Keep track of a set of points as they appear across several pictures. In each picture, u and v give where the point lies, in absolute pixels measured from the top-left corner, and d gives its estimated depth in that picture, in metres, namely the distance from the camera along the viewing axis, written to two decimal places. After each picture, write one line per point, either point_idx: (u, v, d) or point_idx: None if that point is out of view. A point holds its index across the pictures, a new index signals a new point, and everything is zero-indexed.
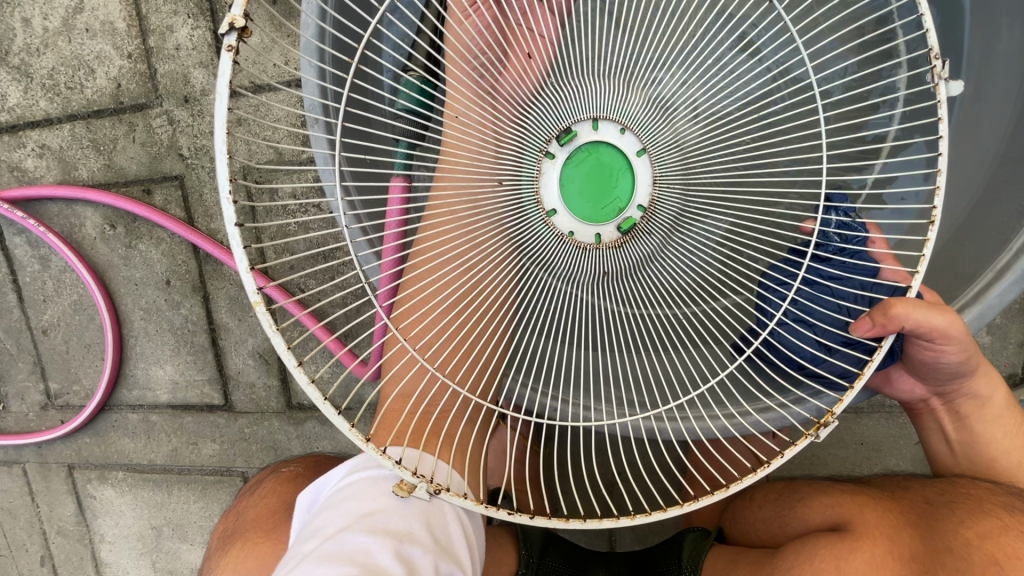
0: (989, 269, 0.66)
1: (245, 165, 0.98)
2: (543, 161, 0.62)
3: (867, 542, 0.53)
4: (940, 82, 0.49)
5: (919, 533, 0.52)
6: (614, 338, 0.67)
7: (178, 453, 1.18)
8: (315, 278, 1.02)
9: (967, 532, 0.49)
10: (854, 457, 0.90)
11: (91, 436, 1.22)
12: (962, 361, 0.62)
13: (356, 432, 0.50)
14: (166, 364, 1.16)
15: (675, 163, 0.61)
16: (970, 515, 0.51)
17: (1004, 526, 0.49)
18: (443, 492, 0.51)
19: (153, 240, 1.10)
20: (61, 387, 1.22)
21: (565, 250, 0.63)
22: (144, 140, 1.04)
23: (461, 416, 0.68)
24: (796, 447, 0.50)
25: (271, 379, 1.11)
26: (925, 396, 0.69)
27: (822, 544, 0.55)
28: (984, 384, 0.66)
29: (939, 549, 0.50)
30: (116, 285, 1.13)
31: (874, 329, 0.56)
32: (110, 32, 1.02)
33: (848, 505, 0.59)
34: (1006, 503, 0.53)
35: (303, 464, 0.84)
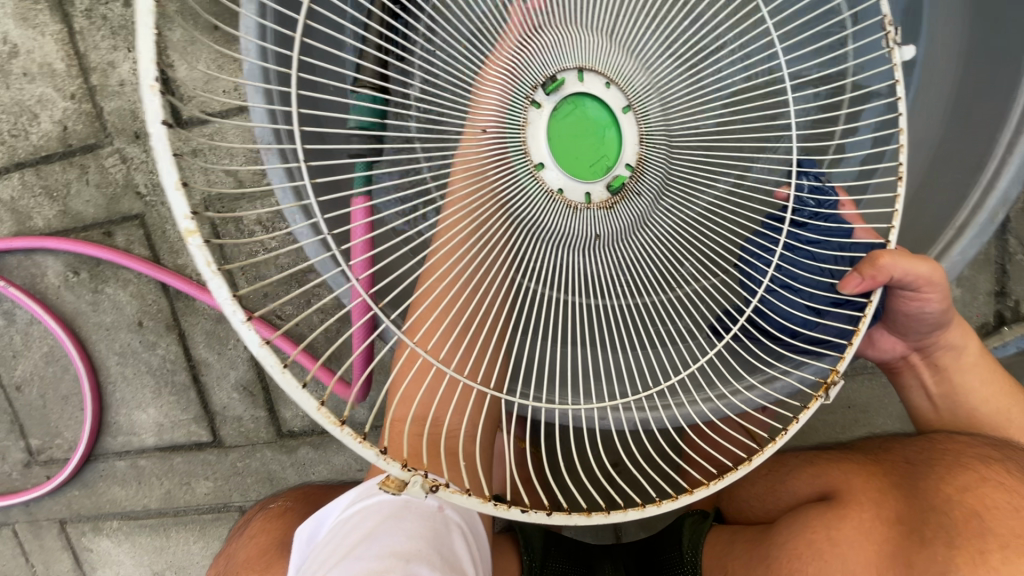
0: (949, 226, 0.67)
1: (205, 196, 0.97)
2: (529, 110, 0.58)
3: (856, 508, 0.54)
4: (893, 47, 0.51)
5: (905, 496, 0.51)
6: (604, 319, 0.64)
7: (172, 495, 1.16)
8: (289, 303, 1.01)
9: (947, 487, 0.49)
10: (843, 421, 0.92)
11: (80, 488, 1.19)
12: (943, 308, 0.63)
13: (326, 413, 0.47)
14: (148, 407, 1.13)
15: (657, 118, 0.58)
16: (948, 472, 0.50)
17: (983, 479, 0.48)
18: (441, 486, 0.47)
19: (120, 282, 1.07)
20: (43, 442, 1.18)
21: (552, 209, 0.58)
22: (98, 181, 1.01)
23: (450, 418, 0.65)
24: (807, 413, 0.51)
25: (258, 410, 1.09)
26: (904, 352, 0.70)
27: (811, 516, 0.56)
28: (958, 334, 0.67)
29: (923, 508, 0.49)
30: (86, 332, 1.10)
31: (864, 283, 0.56)
32: (49, 73, 0.99)
33: (836, 474, 0.60)
34: (983, 456, 0.52)
35: (293, 496, 0.83)
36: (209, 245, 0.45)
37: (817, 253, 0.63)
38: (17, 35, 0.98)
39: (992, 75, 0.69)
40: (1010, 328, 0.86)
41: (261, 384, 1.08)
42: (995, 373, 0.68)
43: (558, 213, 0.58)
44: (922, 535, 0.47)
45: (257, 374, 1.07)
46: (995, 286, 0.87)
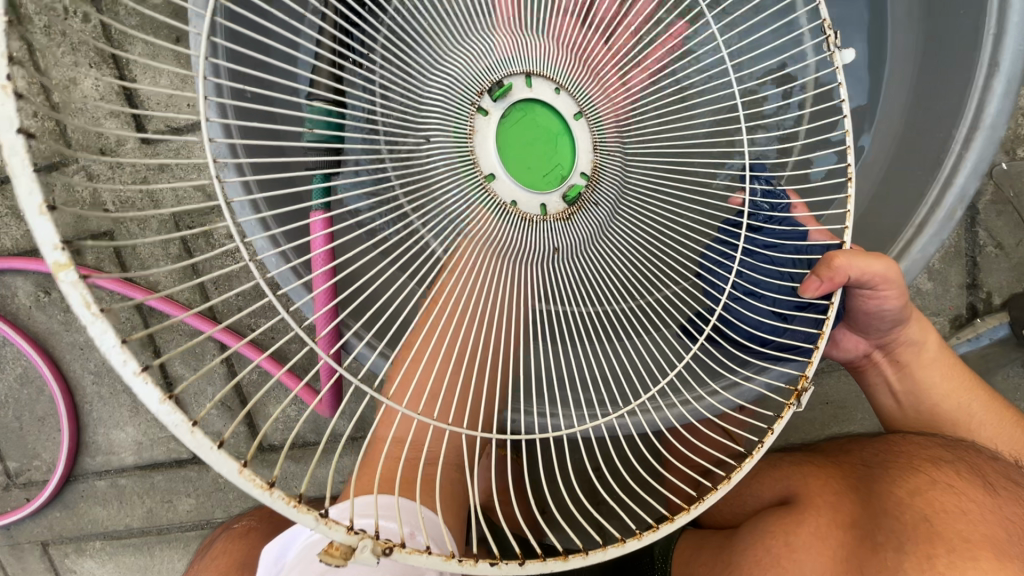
0: (908, 224, 0.67)
1: (174, 212, 0.97)
2: (475, 117, 0.56)
3: (813, 510, 0.51)
4: (836, 50, 0.51)
5: (861, 499, 0.49)
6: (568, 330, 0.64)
7: (154, 513, 1.15)
8: (264, 316, 1.00)
9: (900, 490, 0.47)
10: (821, 418, 0.92)
11: (61, 510, 1.17)
12: (902, 305, 0.63)
13: (250, 477, 0.40)
14: (126, 425, 1.12)
15: (609, 127, 0.58)
16: (901, 477, 0.48)
17: (934, 482, 0.46)
18: (396, 548, 0.42)
19: (92, 300, 1.06)
20: (21, 465, 1.17)
21: (509, 224, 0.56)
22: (66, 199, 1.00)
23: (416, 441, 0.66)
24: (781, 421, 0.47)
25: (237, 425, 1.08)
26: (867, 350, 0.70)
27: (772, 520, 0.53)
28: (916, 331, 0.67)
29: (877, 512, 0.46)
30: (60, 352, 1.08)
31: (823, 285, 0.55)
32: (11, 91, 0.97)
33: (799, 477, 0.57)
34: (934, 457, 0.51)
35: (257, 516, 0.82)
36: (84, 282, 0.37)
37: (776, 257, 0.62)
38: None
39: (948, 70, 0.68)
40: (981, 320, 0.86)
41: (238, 399, 1.07)
42: (954, 367, 0.69)
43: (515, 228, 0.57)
44: (875, 541, 0.45)
45: (234, 390, 1.06)
46: (965, 278, 0.87)
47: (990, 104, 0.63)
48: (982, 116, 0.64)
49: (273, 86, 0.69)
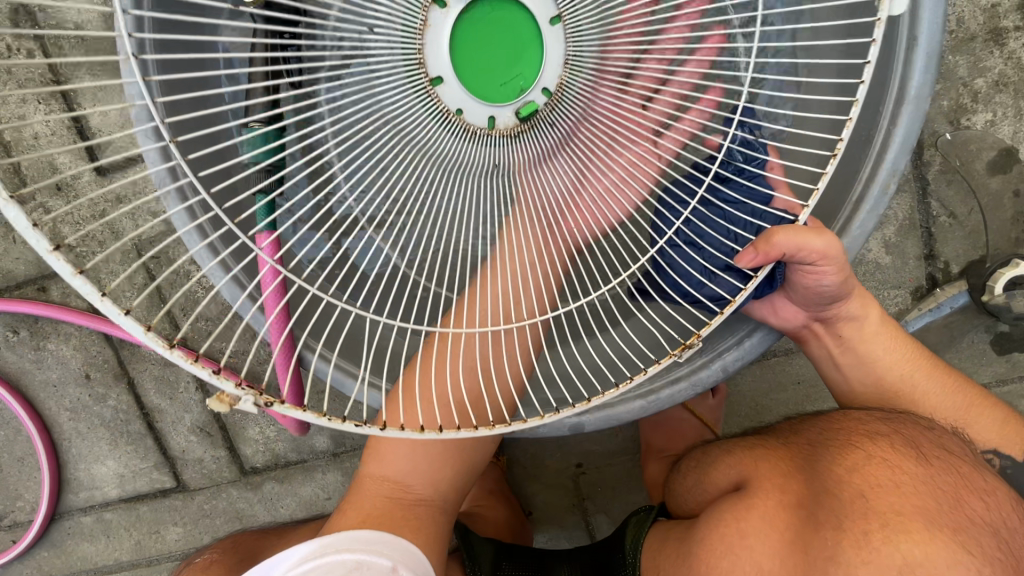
0: (847, 202, 0.68)
1: (137, 242, 0.97)
2: (431, 10, 0.51)
3: (762, 495, 0.50)
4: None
5: (804, 479, 0.49)
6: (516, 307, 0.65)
7: (142, 545, 1.14)
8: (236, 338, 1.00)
9: (839, 467, 0.47)
10: (795, 397, 0.93)
11: (48, 549, 1.15)
12: (840, 281, 0.63)
13: (156, 338, 0.43)
14: (106, 459, 1.11)
15: (589, 33, 0.52)
16: (839, 452, 0.48)
17: (868, 458, 0.46)
18: (275, 402, 0.45)
19: (62, 336, 1.05)
20: (5, 507, 1.16)
21: (452, 134, 0.53)
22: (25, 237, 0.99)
23: (368, 459, 0.67)
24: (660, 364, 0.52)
25: (218, 450, 1.07)
26: (805, 322, 0.70)
27: (725, 509, 0.51)
28: (856, 306, 0.68)
29: (821, 491, 0.46)
30: (34, 391, 1.07)
31: (756, 258, 0.57)
32: None
33: (746, 460, 0.56)
34: (871, 431, 0.50)
35: (221, 547, 0.72)
36: None
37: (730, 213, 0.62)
38: None
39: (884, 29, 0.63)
40: (938, 293, 0.87)
41: (218, 424, 1.06)
42: (900, 339, 0.70)
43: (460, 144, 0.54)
44: (819, 524, 0.44)
45: (213, 414, 1.06)
46: (923, 249, 0.88)
47: (913, 76, 0.63)
48: (908, 89, 0.64)
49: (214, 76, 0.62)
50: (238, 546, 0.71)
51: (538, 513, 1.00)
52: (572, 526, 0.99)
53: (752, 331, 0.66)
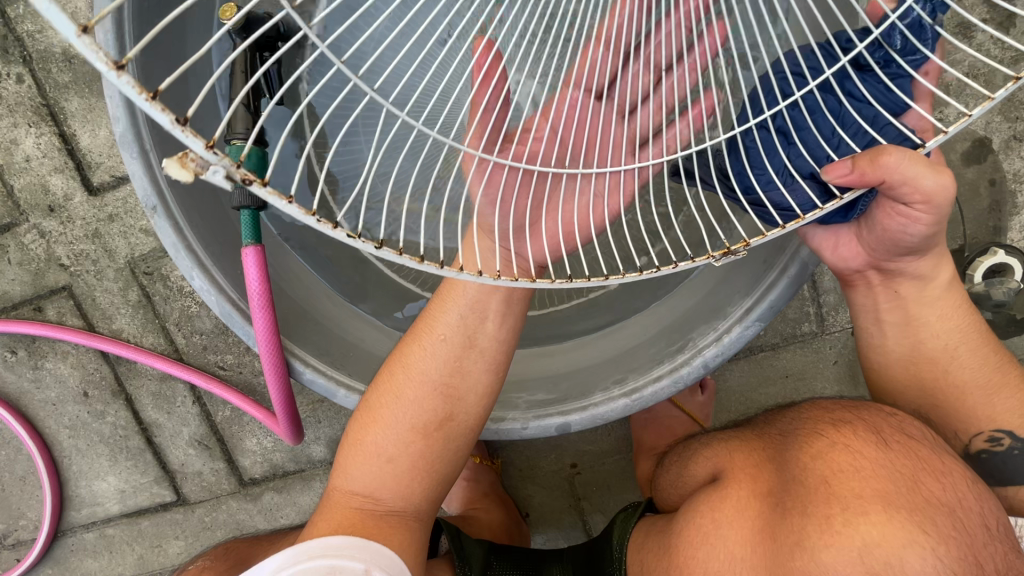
0: None
1: (130, 259, 0.99)
2: None
3: (734, 485, 0.51)
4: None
5: (774, 467, 0.50)
6: (477, 326, 0.66)
7: (145, 559, 1.15)
8: (231, 352, 1.01)
9: (804, 455, 0.48)
10: (784, 391, 0.94)
11: (53, 567, 1.17)
12: (927, 233, 0.57)
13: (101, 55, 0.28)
14: (107, 475, 1.12)
15: None
16: (806, 440, 0.49)
17: (832, 444, 0.47)
18: (255, 182, 0.33)
19: (59, 355, 1.06)
20: (9, 526, 1.17)
21: None
22: (20, 259, 1.00)
23: (338, 472, 0.68)
24: (693, 260, 0.44)
25: (216, 462, 1.08)
26: (862, 267, 0.65)
27: (702, 501, 0.52)
28: (930, 264, 0.63)
29: (787, 477, 0.48)
30: (33, 410, 1.09)
31: (851, 173, 0.49)
32: None
33: (722, 452, 0.57)
34: (837, 419, 0.51)
35: (215, 554, 0.74)
36: None
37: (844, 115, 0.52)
38: None
39: None
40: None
41: (216, 436, 1.07)
42: (958, 308, 0.66)
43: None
44: (786, 509, 0.46)
45: (211, 427, 1.07)
46: None
47: None
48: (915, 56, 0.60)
49: (190, 79, 0.69)
50: (232, 553, 0.73)
51: (534, 515, 1.01)
52: (569, 526, 1.00)
53: (733, 324, 0.64)
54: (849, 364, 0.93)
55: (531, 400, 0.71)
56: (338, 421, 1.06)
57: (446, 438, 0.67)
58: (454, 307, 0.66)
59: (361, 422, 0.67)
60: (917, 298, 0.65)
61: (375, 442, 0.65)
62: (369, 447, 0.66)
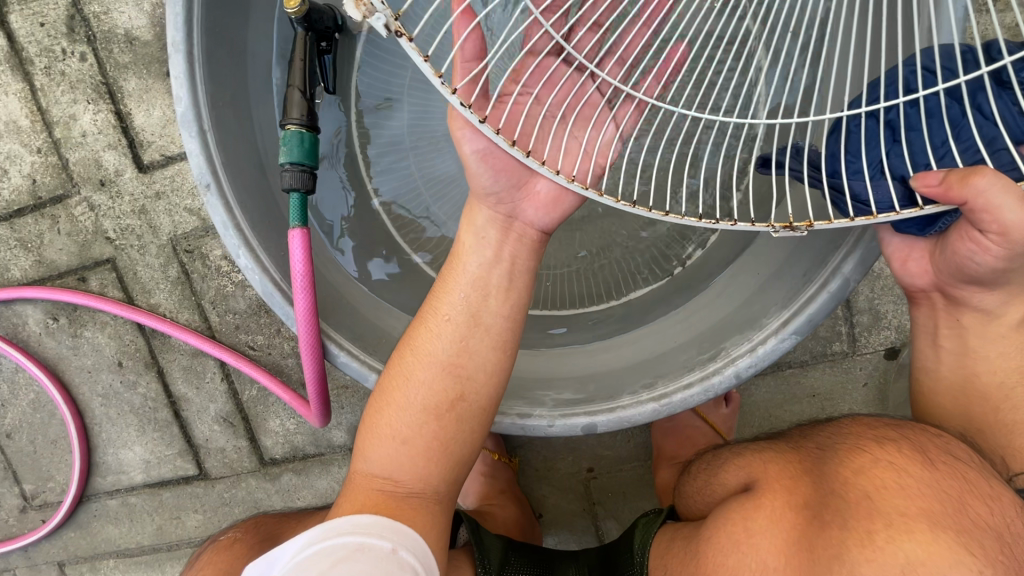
0: None
1: (173, 236, 1.02)
2: None
3: (768, 496, 0.51)
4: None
5: (811, 480, 0.50)
6: (481, 304, 0.66)
7: (164, 530, 1.17)
8: (262, 332, 1.04)
9: (845, 469, 0.48)
10: (809, 409, 0.92)
11: (75, 530, 1.20)
12: (997, 268, 0.56)
13: None
14: (134, 445, 1.15)
15: None
16: (846, 456, 0.49)
17: (874, 460, 0.47)
18: (404, 36, 0.41)
19: (97, 324, 1.10)
20: (36, 487, 1.21)
21: None
22: (69, 230, 1.04)
23: (358, 455, 0.68)
24: (751, 223, 0.50)
25: (239, 440, 1.11)
26: (927, 287, 0.64)
27: (734, 509, 0.52)
28: (999, 300, 0.62)
29: (826, 490, 0.47)
30: (69, 376, 1.13)
31: (938, 187, 0.50)
32: (15, 130, 1.01)
33: (754, 463, 0.57)
34: (880, 436, 0.51)
35: (244, 527, 0.76)
36: None
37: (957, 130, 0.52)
38: None
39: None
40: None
41: (241, 415, 1.10)
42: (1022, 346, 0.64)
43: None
44: (825, 521, 0.45)
45: (237, 405, 1.09)
46: None
47: None
48: None
49: (248, 64, 0.72)
50: (262, 527, 0.75)
51: (547, 517, 1.01)
52: (581, 531, 1.00)
53: (769, 335, 0.63)
54: (879, 388, 0.91)
55: (558, 399, 0.71)
56: (360, 409, 1.08)
57: (458, 420, 0.65)
58: (458, 287, 0.66)
59: (381, 400, 0.66)
60: (967, 330, 0.64)
61: (390, 423, 0.65)
62: (384, 428, 0.65)
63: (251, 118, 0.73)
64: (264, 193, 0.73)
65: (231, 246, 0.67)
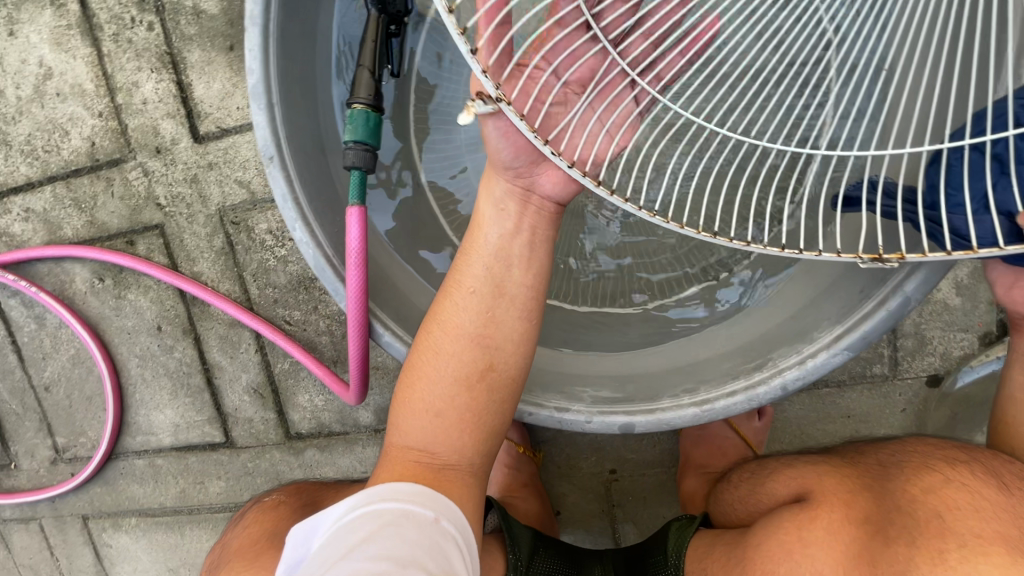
0: None
1: (221, 207, 1.04)
2: None
3: (825, 509, 0.53)
4: None
5: (873, 497, 0.53)
6: (504, 274, 0.64)
7: (187, 494, 1.20)
8: (299, 308, 1.05)
9: (912, 488, 0.50)
10: (843, 431, 0.91)
11: (102, 485, 1.24)
12: None
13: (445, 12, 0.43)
14: (165, 408, 1.18)
15: None
16: (914, 474, 0.52)
17: (946, 481, 0.50)
18: (507, 104, 0.48)
19: (141, 288, 1.13)
20: (68, 440, 1.25)
21: None
22: (122, 193, 1.07)
23: (392, 429, 0.68)
24: (836, 255, 0.49)
25: (268, 412, 1.13)
26: None
27: (787, 518, 0.55)
28: None
29: (890, 506, 0.50)
30: (110, 335, 1.16)
31: None
32: (80, 93, 1.05)
33: (808, 476, 0.59)
34: (954, 458, 0.53)
35: (288, 490, 0.79)
36: None
37: None
38: (52, 58, 1.04)
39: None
40: (991, 353, 0.86)
41: (271, 387, 1.12)
42: None
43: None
44: (888, 537, 0.48)
45: (268, 377, 1.11)
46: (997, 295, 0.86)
47: None
48: None
49: (317, 44, 0.73)
50: (304, 492, 0.78)
51: (565, 515, 1.01)
52: (599, 532, 1.00)
53: (820, 349, 0.63)
54: (918, 414, 0.90)
55: (596, 396, 0.70)
56: (388, 391, 1.09)
57: (489, 390, 0.65)
58: (479, 258, 0.65)
59: (410, 374, 0.66)
60: None
61: (421, 397, 0.65)
62: (416, 401, 0.65)
63: (314, 94, 0.74)
64: (319, 167, 0.74)
65: (288, 219, 0.68)
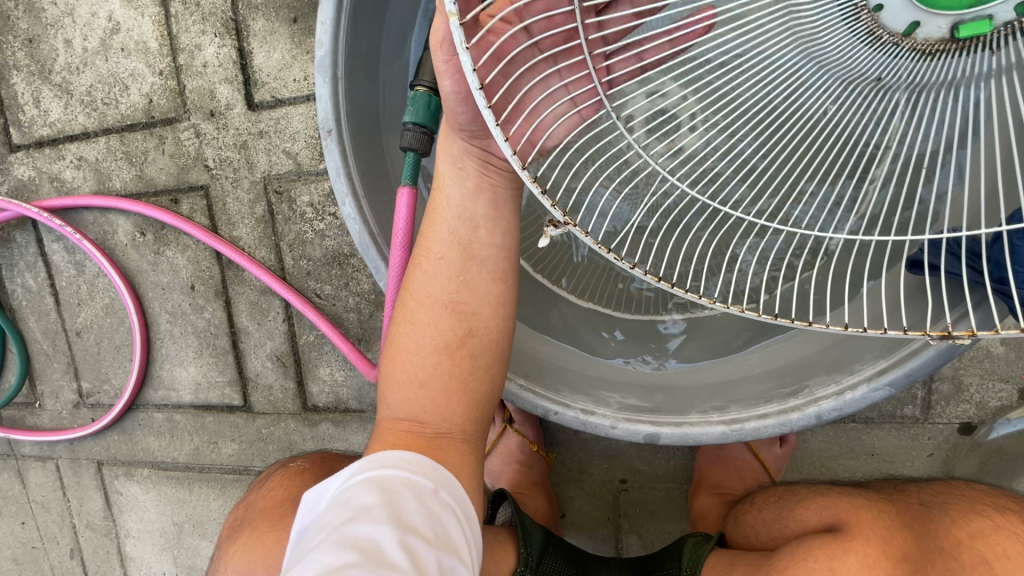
0: None
1: (266, 175, 1.06)
2: None
3: (859, 542, 0.55)
4: None
5: (912, 534, 0.56)
6: (471, 237, 0.63)
7: (200, 452, 1.22)
8: (330, 283, 1.07)
9: (960, 533, 0.55)
10: (865, 468, 0.89)
11: (120, 434, 1.27)
12: None
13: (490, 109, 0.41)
14: (189, 365, 1.20)
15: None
16: (961, 516, 0.57)
17: (995, 527, 0.54)
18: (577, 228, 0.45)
19: (179, 246, 1.15)
20: (93, 386, 1.28)
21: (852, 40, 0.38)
22: (172, 152, 1.09)
23: (381, 404, 0.68)
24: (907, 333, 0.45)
25: (287, 381, 1.14)
26: None
27: (818, 545, 0.57)
28: None
29: (933, 548, 0.55)
30: (144, 289, 1.19)
31: None
32: (143, 50, 1.07)
33: (840, 506, 0.61)
34: (999, 504, 0.58)
35: (314, 459, 0.81)
36: None
37: None
38: (121, 14, 1.07)
39: None
40: None
41: (294, 357, 1.13)
42: None
43: (877, 61, 0.39)
44: None
45: (292, 347, 1.13)
46: None
47: None
48: None
49: (388, 24, 0.74)
50: (328, 463, 0.79)
51: (570, 518, 1.01)
52: (601, 539, 0.99)
53: (861, 381, 0.62)
54: (945, 460, 0.87)
55: (622, 403, 0.70)
56: None
57: (470, 356, 0.65)
58: (444, 222, 0.63)
59: (395, 347, 0.66)
60: None
61: (404, 368, 0.65)
62: (399, 372, 0.66)
63: (376, 73, 0.75)
64: (371, 145, 0.74)
65: (336, 191, 0.68)
